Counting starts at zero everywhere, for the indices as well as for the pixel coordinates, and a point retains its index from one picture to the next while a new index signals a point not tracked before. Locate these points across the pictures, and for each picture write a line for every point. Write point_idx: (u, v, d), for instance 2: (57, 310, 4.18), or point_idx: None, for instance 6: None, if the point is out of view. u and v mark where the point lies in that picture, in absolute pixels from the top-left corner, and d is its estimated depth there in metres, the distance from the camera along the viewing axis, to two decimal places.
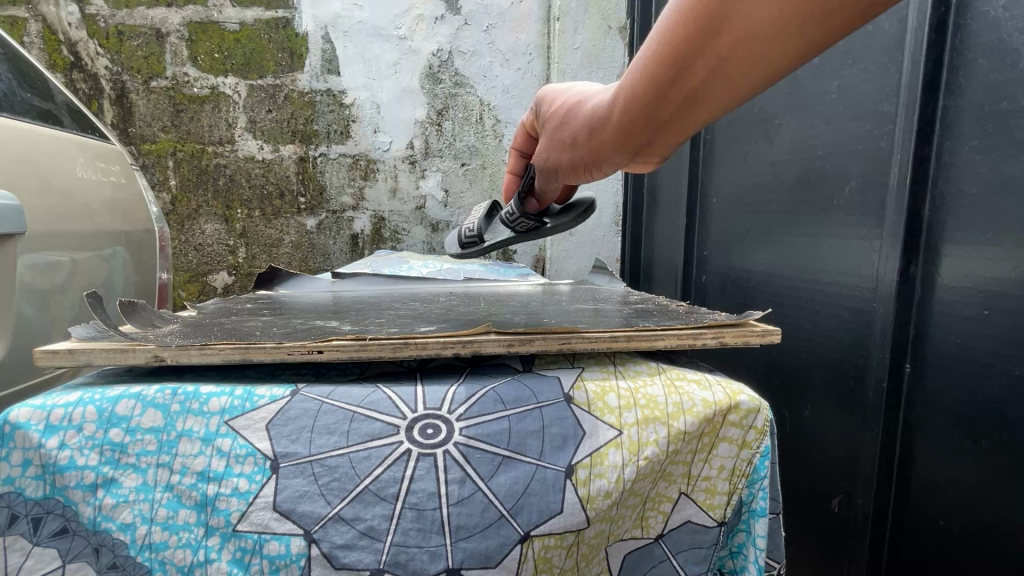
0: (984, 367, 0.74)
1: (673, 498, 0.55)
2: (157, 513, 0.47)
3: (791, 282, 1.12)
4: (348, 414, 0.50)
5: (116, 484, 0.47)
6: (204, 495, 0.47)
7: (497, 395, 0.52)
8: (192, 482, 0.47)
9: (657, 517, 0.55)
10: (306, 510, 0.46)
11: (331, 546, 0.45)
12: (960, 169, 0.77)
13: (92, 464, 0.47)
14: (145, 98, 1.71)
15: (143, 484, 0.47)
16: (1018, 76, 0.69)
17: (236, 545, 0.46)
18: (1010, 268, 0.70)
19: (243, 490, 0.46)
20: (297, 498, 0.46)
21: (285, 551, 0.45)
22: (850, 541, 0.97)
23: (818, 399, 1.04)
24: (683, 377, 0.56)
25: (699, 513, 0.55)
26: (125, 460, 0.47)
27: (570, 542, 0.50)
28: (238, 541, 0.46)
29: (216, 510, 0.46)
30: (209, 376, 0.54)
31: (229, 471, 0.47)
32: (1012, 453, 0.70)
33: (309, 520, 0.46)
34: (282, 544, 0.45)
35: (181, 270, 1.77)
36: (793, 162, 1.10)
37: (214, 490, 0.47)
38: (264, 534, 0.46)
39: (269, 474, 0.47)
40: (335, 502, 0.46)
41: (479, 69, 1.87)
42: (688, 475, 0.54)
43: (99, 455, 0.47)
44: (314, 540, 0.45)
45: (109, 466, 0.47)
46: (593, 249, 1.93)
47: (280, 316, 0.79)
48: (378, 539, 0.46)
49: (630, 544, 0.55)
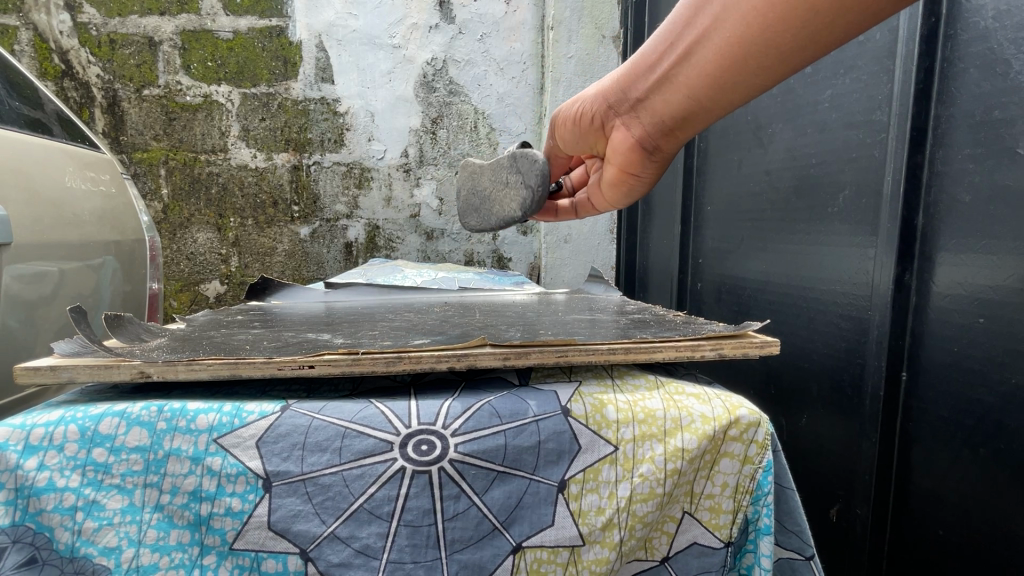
0: (980, 376, 0.74)
1: (678, 518, 0.54)
2: (145, 535, 0.46)
3: (787, 290, 1.12)
4: (340, 430, 0.48)
5: (98, 506, 0.45)
6: (197, 514, 0.47)
7: (493, 409, 0.51)
8: (184, 502, 0.46)
9: (661, 538, 0.54)
10: (301, 529, 0.46)
11: (327, 564, 0.46)
12: (953, 178, 0.78)
13: (73, 486, 0.45)
14: (138, 107, 1.70)
15: (129, 505, 0.46)
16: (1009, 85, 0.70)
17: (233, 563, 0.47)
18: (1004, 276, 0.70)
19: (237, 510, 0.46)
20: (290, 518, 0.46)
21: (284, 567, 0.46)
22: (849, 551, 0.97)
23: (815, 408, 1.04)
24: (682, 391, 0.55)
25: (704, 533, 0.54)
26: (109, 481, 0.46)
27: (565, 560, 0.50)
28: (236, 558, 0.47)
29: (211, 529, 0.47)
30: (196, 393, 0.53)
31: (221, 491, 0.46)
32: (1011, 463, 0.70)
33: (304, 539, 0.46)
34: (279, 562, 0.46)
35: (173, 278, 1.75)
36: (787, 170, 1.11)
37: (208, 509, 0.47)
38: (262, 552, 0.46)
39: (262, 493, 0.47)
40: (330, 521, 0.47)
41: (474, 77, 1.87)
42: (691, 493, 0.54)
43: (80, 476, 0.46)
44: (311, 557, 0.46)
45: (91, 488, 0.46)
46: (588, 259, 1.89)
47: (271, 328, 0.77)
48: (374, 556, 0.47)
49: (636, 567, 0.54)
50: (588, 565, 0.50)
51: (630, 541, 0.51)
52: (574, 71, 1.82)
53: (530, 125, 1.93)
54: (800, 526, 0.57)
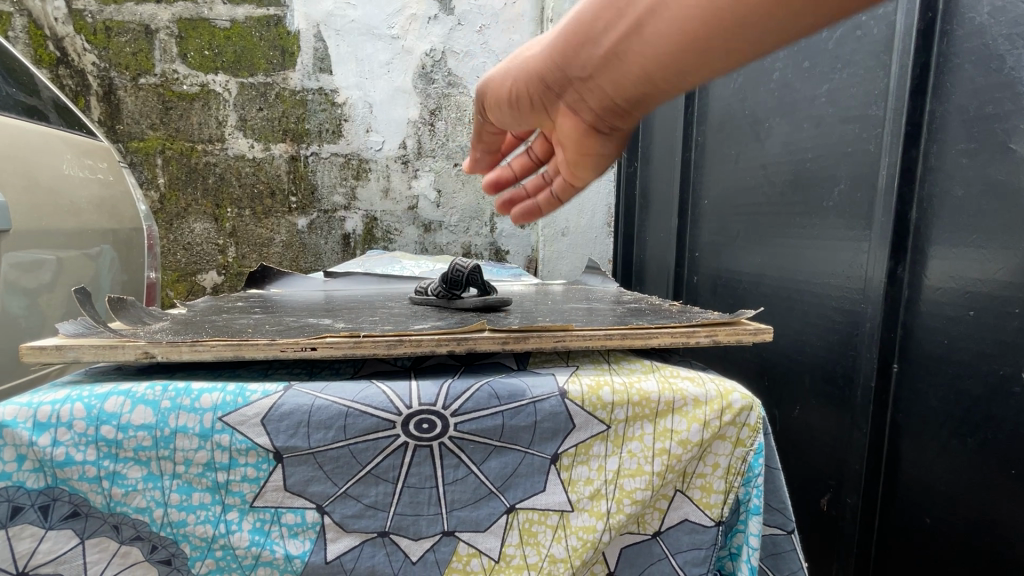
0: (969, 367, 0.75)
1: (670, 495, 0.55)
2: (170, 497, 0.48)
3: (781, 282, 1.13)
4: (342, 409, 0.48)
5: (120, 475, 0.47)
6: (215, 480, 0.48)
7: (492, 390, 0.51)
8: (200, 470, 0.48)
9: (654, 514, 0.56)
10: (316, 490, 0.49)
11: (342, 516, 0.49)
12: (946, 172, 0.79)
13: (91, 459, 0.46)
14: (134, 95, 1.69)
15: (149, 474, 0.47)
16: (1003, 81, 0.70)
17: (254, 517, 0.49)
18: (995, 270, 0.71)
19: (253, 476, 0.48)
20: (305, 481, 0.48)
21: (302, 519, 0.49)
22: (838, 539, 0.98)
23: (807, 398, 1.05)
24: (676, 375, 0.56)
25: (694, 510, 0.55)
26: (124, 454, 0.47)
27: (555, 522, 0.51)
28: (257, 513, 0.49)
29: (231, 491, 0.48)
30: (200, 373, 0.54)
31: (234, 462, 0.48)
32: (998, 452, 0.72)
33: (320, 497, 0.49)
34: (297, 514, 0.49)
35: (170, 269, 1.74)
36: (784, 164, 1.11)
37: (225, 476, 0.48)
38: (280, 508, 0.49)
39: (275, 463, 0.48)
40: (341, 482, 0.49)
41: (472, 69, 1.87)
42: (683, 472, 0.55)
43: (96, 450, 0.46)
44: (327, 511, 0.49)
45: (109, 460, 0.47)
46: (585, 251, 1.93)
47: (271, 313, 0.78)
48: (382, 509, 0.50)
49: (627, 539, 0.56)
50: (577, 531, 0.51)
51: (618, 515, 0.52)
52: None
53: None
54: (784, 503, 0.59)
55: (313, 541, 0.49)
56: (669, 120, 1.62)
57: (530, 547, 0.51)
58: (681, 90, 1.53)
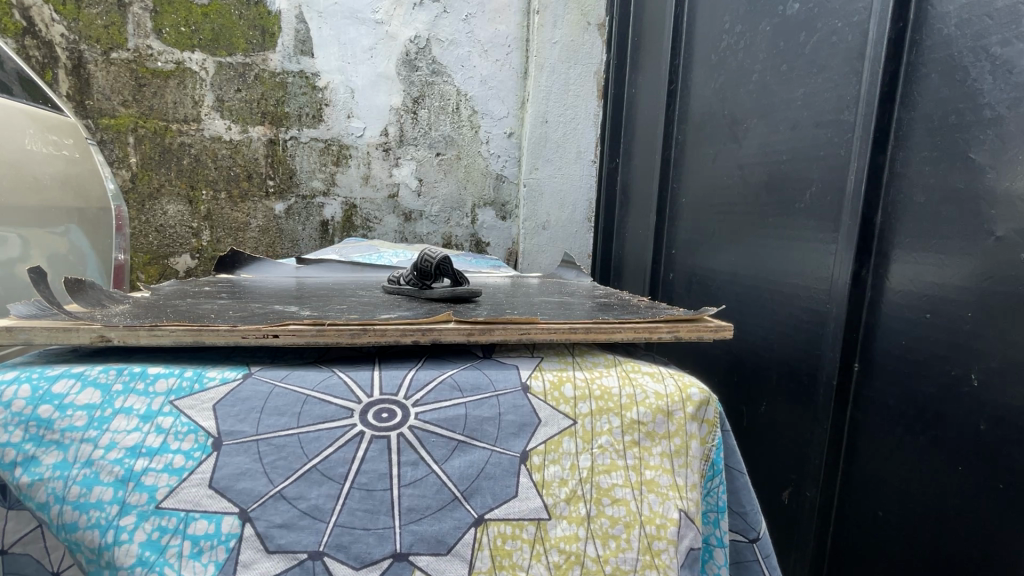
0: (923, 367, 0.78)
1: (677, 521, 0.52)
2: (70, 492, 0.46)
3: (752, 282, 1.15)
4: (302, 396, 0.51)
5: (33, 461, 0.46)
6: (129, 470, 0.47)
7: (454, 383, 0.54)
8: (119, 457, 0.47)
9: (667, 552, 0.51)
10: (245, 487, 0.47)
11: (268, 526, 0.46)
12: (910, 179, 0.81)
13: (14, 441, 0.47)
14: (105, 70, 1.61)
15: (62, 461, 0.47)
16: (965, 93, 0.73)
17: (153, 526, 0.45)
18: (952, 274, 0.74)
19: (177, 466, 0.47)
20: (236, 476, 0.47)
21: (215, 530, 0.46)
22: (798, 531, 1.02)
23: (773, 395, 1.08)
24: (638, 370, 0.59)
25: (697, 533, 0.53)
26: (49, 436, 0.47)
27: (531, 535, 0.50)
28: (159, 520, 0.46)
29: (139, 486, 0.46)
30: (159, 359, 0.54)
31: (165, 447, 0.48)
32: (948, 449, 0.75)
33: (247, 498, 0.47)
34: (211, 523, 0.46)
35: (140, 251, 1.68)
36: (759, 165, 1.14)
37: (144, 465, 0.47)
38: (194, 512, 0.46)
39: (210, 452, 0.48)
40: (278, 480, 0.47)
41: (457, 58, 1.85)
42: (675, 487, 0.54)
43: (22, 432, 0.47)
44: (251, 518, 0.46)
45: (32, 443, 0.47)
46: (565, 245, 1.94)
47: (238, 300, 0.77)
48: (322, 519, 0.47)
49: None
50: (557, 543, 0.50)
51: (600, 517, 0.52)
52: (557, 57, 1.83)
53: (512, 110, 1.92)
54: (745, 508, 0.62)
55: (219, 565, 0.45)
56: (651, 117, 1.63)
57: (504, 569, 0.49)
58: (663, 87, 1.54)
